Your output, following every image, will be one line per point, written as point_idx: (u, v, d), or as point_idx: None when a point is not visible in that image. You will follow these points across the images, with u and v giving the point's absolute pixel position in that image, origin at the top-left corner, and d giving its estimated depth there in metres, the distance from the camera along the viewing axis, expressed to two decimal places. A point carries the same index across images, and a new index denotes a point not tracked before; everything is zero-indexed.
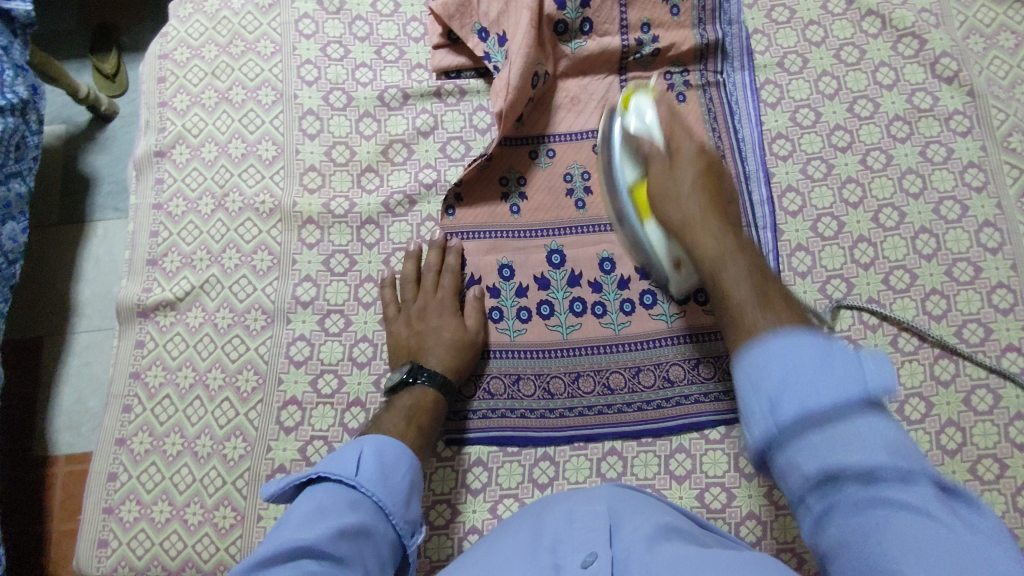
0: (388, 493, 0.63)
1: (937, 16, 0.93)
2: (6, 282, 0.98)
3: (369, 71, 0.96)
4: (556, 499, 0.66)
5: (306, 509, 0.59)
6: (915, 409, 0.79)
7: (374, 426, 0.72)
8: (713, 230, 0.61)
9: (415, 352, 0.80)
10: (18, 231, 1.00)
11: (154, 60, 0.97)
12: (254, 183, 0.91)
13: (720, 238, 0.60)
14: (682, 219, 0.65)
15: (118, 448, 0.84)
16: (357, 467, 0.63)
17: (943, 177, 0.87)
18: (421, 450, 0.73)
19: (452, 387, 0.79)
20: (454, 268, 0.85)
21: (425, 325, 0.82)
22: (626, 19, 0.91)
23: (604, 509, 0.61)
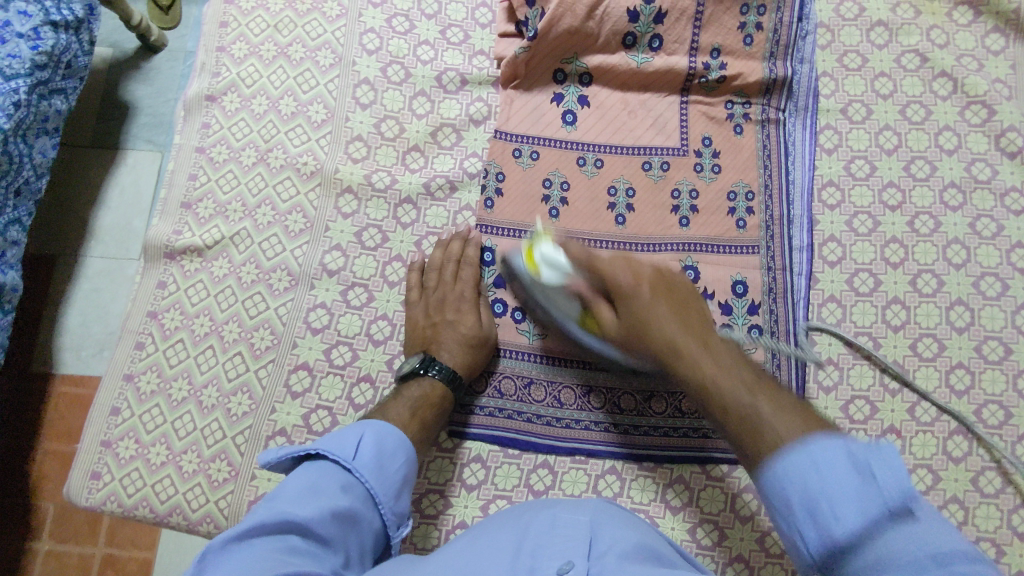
0: (381, 484, 0.64)
1: (1011, 88, 0.91)
2: (32, 195, 0.98)
3: (431, 50, 0.95)
4: (543, 504, 0.67)
5: (300, 484, 0.59)
6: (921, 480, 0.78)
7: (380, 413, 0.72)
8: (664, 330, 0.62)
9: (430, 343, 0.80)
10: (48, 146, 0.99)
11: (219, 3, 0.97)
12: (299, 144, 0.91)
13: (695, 351, 0.60)
14: (624, 322, 0.65)
15: (125, 384, 0.84)
16: (355, 450, 0.63)
17: (989, 252, 0.85)
18: (421, 443, 0.73)
19: (461, 384, 0.79)
20: (474, 264, 0.85)
21: (442, 317, 0.81)
22: (697, 41, 0.90)
23: (587, 521, 0.61)
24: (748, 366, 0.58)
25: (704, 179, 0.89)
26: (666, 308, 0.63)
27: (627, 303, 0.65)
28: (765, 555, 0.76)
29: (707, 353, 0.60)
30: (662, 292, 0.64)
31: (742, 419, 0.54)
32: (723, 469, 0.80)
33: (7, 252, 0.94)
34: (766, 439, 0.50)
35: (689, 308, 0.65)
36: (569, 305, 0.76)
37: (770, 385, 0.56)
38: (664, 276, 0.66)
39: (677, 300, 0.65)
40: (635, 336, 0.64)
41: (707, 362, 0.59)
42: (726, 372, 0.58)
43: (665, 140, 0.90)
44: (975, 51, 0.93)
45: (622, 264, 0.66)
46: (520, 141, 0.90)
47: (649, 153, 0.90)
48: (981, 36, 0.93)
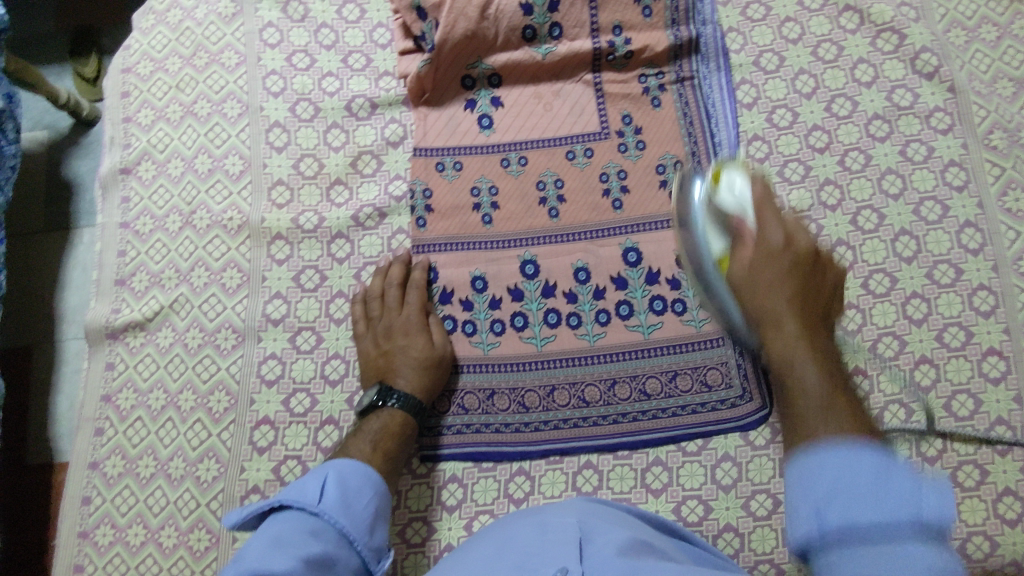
0: (352, 520, 0.62)
1: (917, 9, 0.90)
2: None
3: (336, 80, 0.93)
4: (521, 517, 0.67)
5: (267, 535, 0.58)
6: (894, 416, 0.78)
7: (342, 452, 0.72)
8: (788, 340, 0.61)
9: (385, 372, 0.79)
10: None
11: (117, 74, 0.96)
12: (221, 199, 0.90)
13: (777, 301, 0.63)
14: (749, 275, 0.66)
15: (91, 472, 0.83)
16: (320, 494, 0.63)
17: (923, 177, 0.85)
18: (389, 474, 0.73)
19: (423, 407, 0.78)
20: (420, 283, 0.84)
21: (392, 344, 0.80)
22: (597, 22, 0.89)
23: (576, 522, 0.62)
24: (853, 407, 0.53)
25: (630, 158, 0.88)
26: (789, 297, 0.63)
27: (755, 269, 0.66)
28: (753, 521, 0.76)
29: (828, 418, 0.52)
30: (807, 330, 0.61)
31: (809, 408, 0.54)
32: (697, 443, 0.79)
33: None
34: (805, 431, 0.51)
35: (829, 361, 0.59)
36: (717, 240, 0.73)
37: (859, 421, 0.52)
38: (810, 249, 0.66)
39: (814, 324, 0.63)
40: (748, 290, 0.66)
41: (811, 367, 0.58)
42: (831, 380, 0.57)
43: (584, 127, 0.89)
44: None
45: (784, 296, 0.63)
46: (441, 154, 0.89)
47: (571, 141, 0.89)
48: None
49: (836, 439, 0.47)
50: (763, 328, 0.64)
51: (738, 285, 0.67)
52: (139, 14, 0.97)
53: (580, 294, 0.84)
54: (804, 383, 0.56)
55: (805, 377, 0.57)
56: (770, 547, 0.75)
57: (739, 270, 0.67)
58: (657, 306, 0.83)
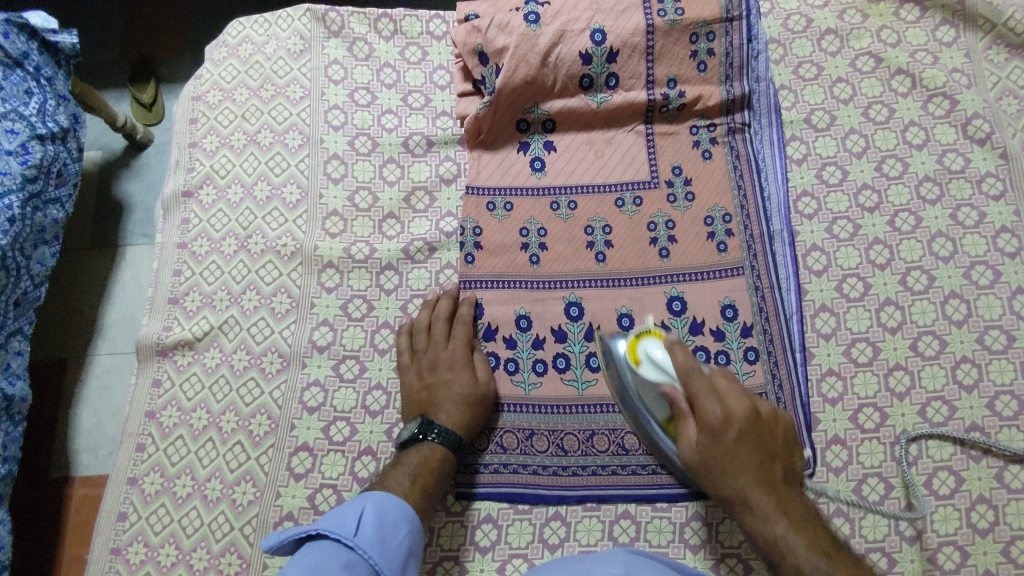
0: (385, 557, 0.62)
1: (969, 76, 0.91)
2: (31, 304, 1.00)
3: (395, 118, 0.97)
4: (567, 562, 0.65)
5: (302, 565, 0.57)
6: (944, 484, 0.76)
7: (380, 484, 0.72)
8: (753, 498, 0.67)
9: (425, 406, 0.79)
10: (47, 256, 1.02)
11: (187, 101, 1.00)
12: (277, 226, 0.92)
13: (744, 476, 0.67)
14: (704, 461, 0.69)
15: (129, 487, 0.84)
16: (357, 526, 0.62)
17: (975, 242, 0.84)
18: (424, 510, 0.72)
19: (461, 444, 0.77)
20: (466, 319, 0.84)
21: (437, 378, 0.80)
22: (653, 74, 0.91)
23: (623, 574, 0.59)
24: (821, 540, 0.64)
25: (679, 208, 0.89)
26: (750, 463, 0.67)
27: (705, 448, 0.68)
28: None
29: (835, 568, 0.61)
30: (763, 480, 0.67)
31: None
32: None
33: (12, 363, 0.96)
34: None
35: (774, 465, 0.68)
36: (658, 409, 0.76)
37: (834, 552, 0.63)
38: (764, 415, 0.70)
39: (775, 478, 0.68)
40: (705, 476, 0.69)
41: (781, 523, 0.65)
42: (804, 534, 0.65)
43: (635, 174, 0.91)
44: (927, 45, 0.94)
45: (748, 474, 0.67)
46: (492, 194, 0.91)
47: (621, 188, 0.90)
48: (931, 29, 0.94)
49: None
50: (735, 509, 0.68)
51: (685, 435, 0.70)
52: (213, 47, 1.02)
53: None
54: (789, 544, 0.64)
55: (789, 539, 0.64)
56: None
57: (688, 449, 0.70)
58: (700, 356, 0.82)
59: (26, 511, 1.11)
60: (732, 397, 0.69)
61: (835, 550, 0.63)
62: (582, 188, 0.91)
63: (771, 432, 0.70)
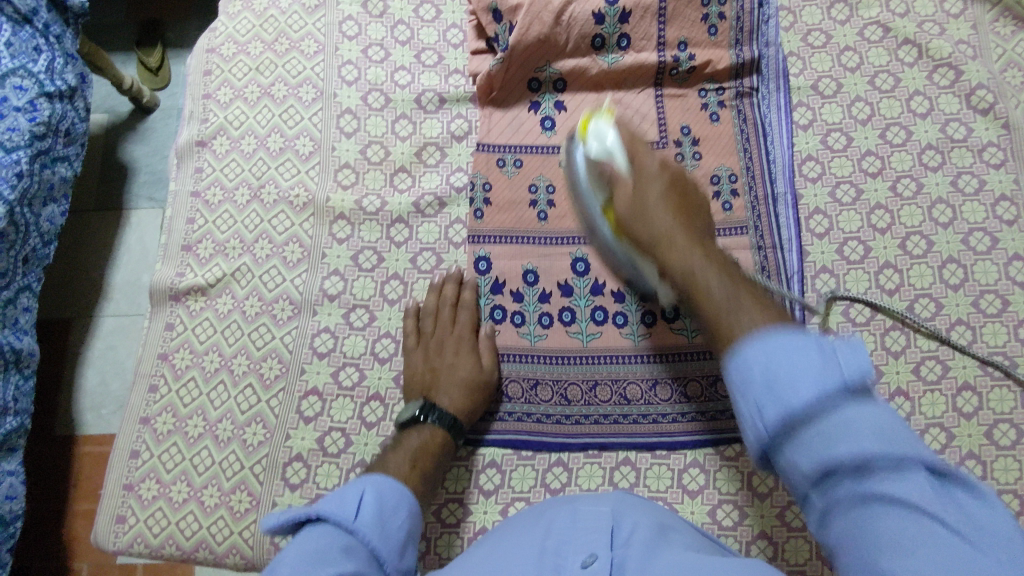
0: (384, 540, 0.61)
1: (974, 48, 0.93)
2: (40, 261, 1.02)
3: (408, 74, 0.98)
4: (556, 500, 0.68)
5: (303, 547, 0.55)
6: (935, 439, 0.78)
7: (379, 464, 0.71)
8: (683, 247, 0.59)
9: (428, 389, 0.81)
10: (56, 214, 1.04)
11: (201, 53, 1.01)
12: (290, 177, 0.94)
13: (691, 257, 0.58)
14: (633, 207, 0.65)
15: (142, 427, 0.86)
16: (357, 510, 0.61)
17: (974, 209, 0.86)
18: (425, 491, 0.72)
19: (461, 429, 0.78)
20: (470, 305, 0.85)
21: (441, 362, 0.82)
22: (664, 37, 0.92)
23: (610, 510, 0.63)
24: (739, 279, 0.55)
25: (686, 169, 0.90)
26: (665, 203, 0.63)
27: (638, 195, 0.65)
28: (787, 530, 0.76)
29: (747, 312, 0.50)
30: (677, 208, 0.63)
31: (716, 304, 0.53)
32: (736, 448, 0.80)
33: (19, 318, 0.98)
34: (727, 333, 0.50)
35: (694, 220, 0.63)
36: (597, 196, 0.75)
37: (758, 297, 0.52)
38: (677, 176, 0.66)
39: (693, 215, 0.64)
40: (637, 223, 0.64)
41: (695, 257, 0.58)
42: (716, 265, 0.57)
43: (643, 135, 0.92)
44: (935, 16, 0.95)
45: (667, 214, 0.62)
46: (502, 151, 0.92)
47: None
48: (940, 1, 0.95)
49: (765, 329, 0.47)
50: (659, 245, 0.62)
51: (626, 220, 0.65)
52: (228, 0, 1.03)
53: (628, 295, 0.86)
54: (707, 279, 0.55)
55: (708, 278, 0.56)
56: (803, 558, 0.75)
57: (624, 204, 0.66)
58: None
59: (33, 466, 1.15)
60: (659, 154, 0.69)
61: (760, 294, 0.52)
62: None
63: (695, 199, 0.66)
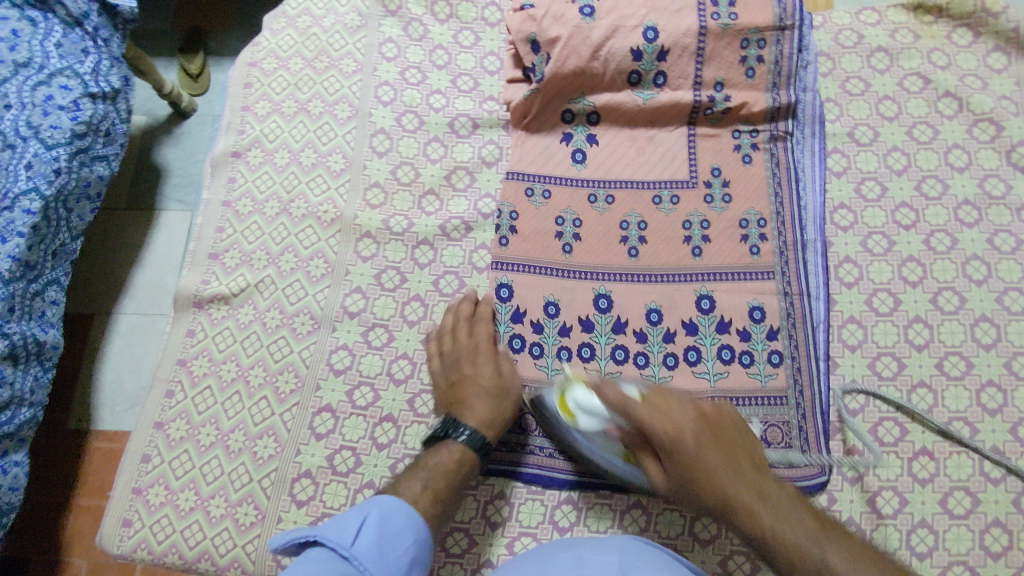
0: (382, 567, 0.63)
1: (1017, 104, 0.91)
2: (69, 257, 1.03)
3: (443, 98, 0.99)
4: (564, 544, 0.67)
5: (301, 573, 0.58)
6: (959, 503, 0.76)
7: (393, 487, 0.71)
8: (705, 467, 0.65)
9: (453, 405, 0.79)
10: (88, 211, 1.05)
11: (243, 66, 1.03)
12: (320, 193, 0.94)
13: (712, 456, 0.66)
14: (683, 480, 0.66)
15: (155, 431, 0.86)
16: (355, 536, 0.63)
17: (1010, 268, 0.84)
18: (439, 515, 0.71)
19: (487, 446, 0.77)
20: (486, 321, 0.85)
21: (464, 376, 0.80)
22: (701, 76, 0.92)
23: (616, 561, 0.62)
24: (842, 537, 0.61)
25: (715, 209, 0.90)
26: (687, 402, 0.69)
27: (656, 415, 0.67)
28: None
29: (773, 512, 0.63)
30: (712, 435, 0.67)
31: (791, 545, 0.61)
32: None
33: (46, 312, 0.99)
34: (784, 548, 0.61)
35: (738, 450, 0.68)
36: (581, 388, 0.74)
37: (851, 541, 0.61)
38: (710, 414, 0.70)
39: (721, 443, 0.67)
40: (666, 449, 0.66)
41: (786, 524, 0.62)
42: (796, 519, 0.63)
43: (674, 173, 0.92)
44: (977, 70, 0.94)
45: (717, 453, 0.66)
46: (532, 180, 0.93)
47: (659, 186, 0.92)
48: (983, 55, 0.94)
49: None
50: (726, 508, 0.64)
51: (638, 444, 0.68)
52: (272, 16, 1.05)
53: (650, 334, 0.85)
54: (791, 535, 0.61)
55: (789, 528, 0.62)
56: None
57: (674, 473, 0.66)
58: (724, 355, 0.83)
59: (41, 459, 1.15)
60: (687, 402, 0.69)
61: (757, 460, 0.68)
62: (623, 182, 0.92)
63: (724, 425, 0.69)
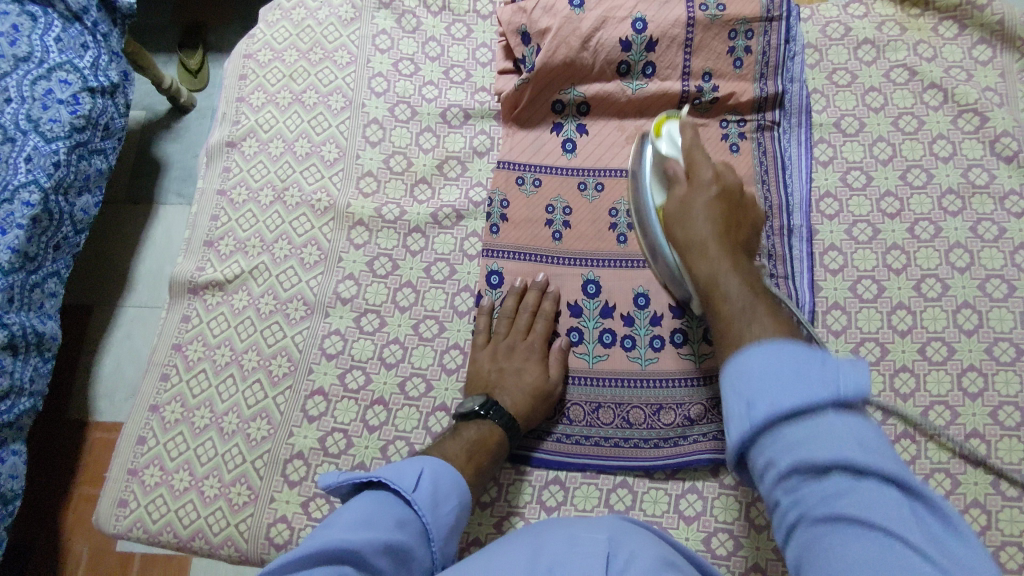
0: (435, 521, 0.64)
1: (1001, 96, 0.93)
2: (71, 250, 1.05)
3: (435, 89, 1.00)
4: (558, 522, 0.66)
5: (360, 511, 0.60)
6: (940, 485, 0.77)
7: (438, 450, 0.73)
8: (706, 252, 0.67)
9: (491, 388, 0.81)
10: (90, 204, 1.07)
11: (239, 58, 1.04)
12: (314, 181, 0.96)
13: (700, 225, 0.69)
14: (682, 230, 0.71)
15: (150, 414, 0.88)
16: (415, 484, 0.65)
17: (992, 255, 0.85)
18: (474, 486, 0.73)
19: (519, 432, 0.79)
20: (549, 314, 0.86)
21: (508, 364, 0.82)
22: (689, 67, 0.93)
23: (607, 538, 0.61)
24: (765, 299, 0.60)
25: None
26: (712, 217, 0.70)
27: (686, 199, 0.73)
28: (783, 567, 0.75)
29: (756, 324, 0.56)
30: (721, 226, 0.69)
31: (734, 307, 0.60)
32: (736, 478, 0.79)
33: (45, 303, 1.01)
34: (734, 340, 0.55)
35: (740, 248, 0.69)
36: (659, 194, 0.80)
37: (774, 311, 0.58)
38: (736, 226, 0.71)
39: (735, 244, 0.69)
40: (678, 223, 0.72)
41: (727, 270, 0.64)
42: (747, 278, 0.64)
43: None
44: (962, 62, 0.95)
45: (710, 227, 0.69)
46: (522, 169, 0.94)
47: None
48: (968, 47, 0.96)
49: (766, 337, 0.52)
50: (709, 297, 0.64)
51: (672, 219, 0.73)
52: (268, 9, 1.06)
53: (638, 318, 0.86)
54: (725, 290, 0.62)
55: (727, 296, 0.62)
56: None
57: (674, 202, 0.74)
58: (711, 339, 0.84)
59: (41, 447, 1.17)
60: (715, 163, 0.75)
61: (776, 305, 0.58)
62: (613, 171, 0.94)
63: (740, 232, 0.70)
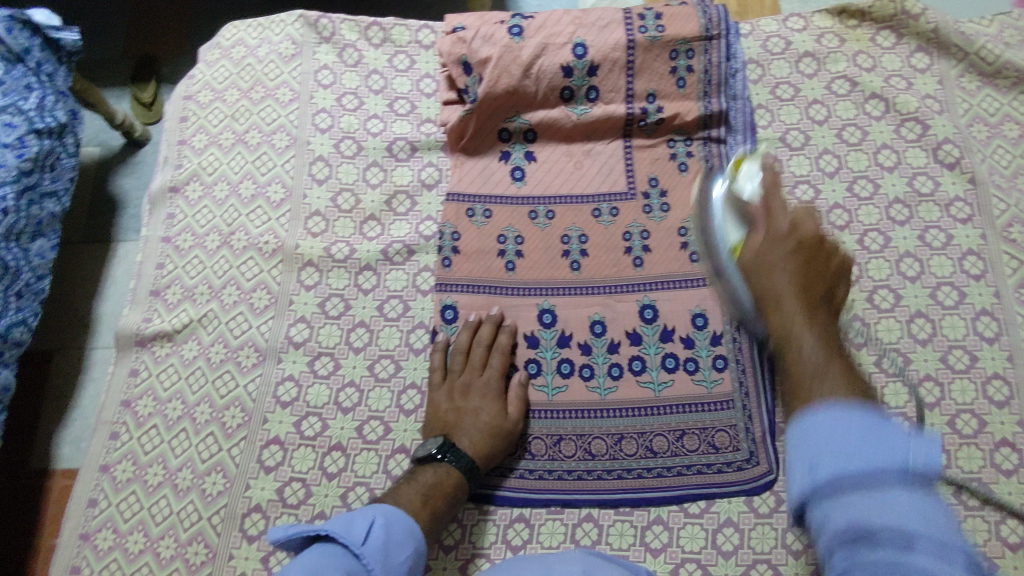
0: (385, 571, 0.63)
1: (941, 103, 0.94)
2: (35, 296, 1.00)
3: (381, 122, 0.99)
4: (524, 560, 0.65)
5: (302, 565, 0.59)
6: None
7: (392, 497, 0.73)
8: (789, 309, 0.66)
9: (449, 429, 0.80)
10: (45, 248, 1.02)
11: (179, 100, 1.02)
12: (260, 224, 0.94)
13: (779, 275, 0.69)
14: (759, 259, 0.73)
15: (101, 474, 0.85)
16: (365, 536, 0.64)
17: (941, 263, 0.86)
18: (430, 533, 0.72)
19: (477, 472, 0.77)
20: (504, 349, 0.85)
21: (466, 402, 0.81)
22: (633, 89, 0.93)
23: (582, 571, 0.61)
24: (840, 357, 0.60)
25: (654, 219, 0.91)
26: (790, 274, 0.69)
27: (766, 248, 0.74)
28: None
29: (846, 389, 0.55)
30: (803, 259, 0.70)
31: (806, 368, 0.59)
32: (701, 506, 0.78)
33: (6, 352, 0.94)
34: (807, 392, 0.56)
35: (819, 279, 0.68)
36: (734, 228, 0.81)
37: (852, 379, 0.57)
38: (829, 266, 0.70)
39: (817, 293, 0.68)
40: (756, 273, 0.73)
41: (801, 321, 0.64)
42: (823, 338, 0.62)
43: (612, 186, 0.93)
44: (902, 71, 0.96)
45: (795, 289, 0.68)
46: (472, 200, 0.93)
47: (598, 199, 0.92)
48: (906, 56, 0.97)
49: (835, 399, 0.53)
50: (772, 304, 0.69)
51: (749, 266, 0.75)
52: (206, 48, 1.04)
53: (595, 346, 0.86)
54: (800, 353, 0.61)
55: (804, 358, 0.60)
56: None
57: (748, 251, 0.75)
58: (668, 364, 0.84)
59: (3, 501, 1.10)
60: (801, 217, 0.74)
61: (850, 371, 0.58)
62: (564, 197, 0.93)
63: (828, 266, 0.70)
